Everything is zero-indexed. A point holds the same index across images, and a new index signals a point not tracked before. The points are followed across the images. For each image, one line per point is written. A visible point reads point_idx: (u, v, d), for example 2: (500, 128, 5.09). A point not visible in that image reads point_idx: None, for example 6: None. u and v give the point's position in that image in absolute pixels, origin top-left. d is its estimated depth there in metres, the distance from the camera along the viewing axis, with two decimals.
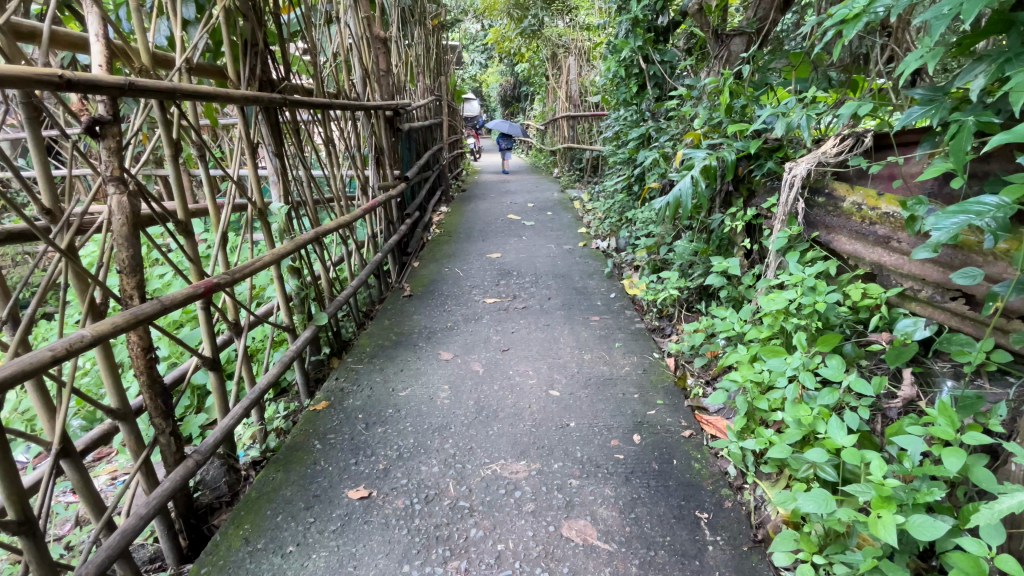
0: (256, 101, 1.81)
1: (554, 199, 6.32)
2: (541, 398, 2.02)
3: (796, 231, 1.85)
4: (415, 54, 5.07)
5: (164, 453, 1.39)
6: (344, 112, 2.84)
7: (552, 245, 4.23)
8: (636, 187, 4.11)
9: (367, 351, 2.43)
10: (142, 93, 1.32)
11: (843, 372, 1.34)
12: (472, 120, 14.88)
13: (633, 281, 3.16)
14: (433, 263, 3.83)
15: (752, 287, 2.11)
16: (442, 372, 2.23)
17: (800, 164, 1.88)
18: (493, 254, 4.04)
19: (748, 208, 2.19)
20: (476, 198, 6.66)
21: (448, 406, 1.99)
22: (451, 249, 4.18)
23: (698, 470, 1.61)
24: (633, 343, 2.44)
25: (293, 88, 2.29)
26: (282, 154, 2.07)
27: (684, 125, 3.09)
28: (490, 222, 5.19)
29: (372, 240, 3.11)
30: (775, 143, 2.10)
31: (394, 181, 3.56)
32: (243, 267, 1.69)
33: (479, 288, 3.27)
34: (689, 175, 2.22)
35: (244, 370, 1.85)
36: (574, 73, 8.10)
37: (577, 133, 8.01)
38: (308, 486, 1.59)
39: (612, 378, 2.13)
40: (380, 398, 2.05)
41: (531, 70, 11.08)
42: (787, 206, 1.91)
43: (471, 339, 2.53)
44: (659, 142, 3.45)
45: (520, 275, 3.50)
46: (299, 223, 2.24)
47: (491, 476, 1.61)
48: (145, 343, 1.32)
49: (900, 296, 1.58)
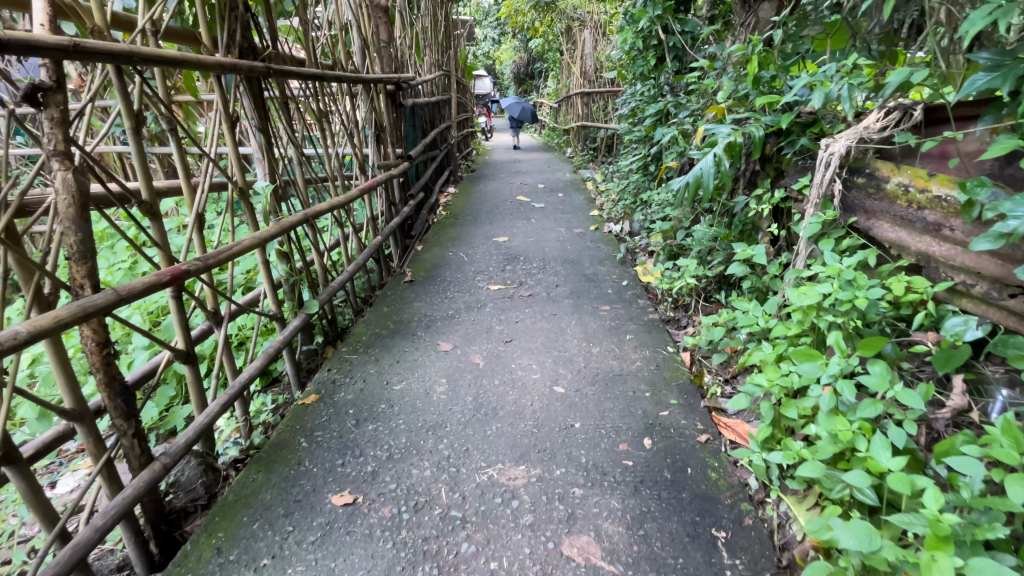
0: (234, 69, 1.65)
1: (567, 180, 6.12)
2: (545, 395, 1.87)
3: (831, 216, 1.65)
4: (421, 26, 4.85)
5: (127, 456, 1.29)
6: (341, 85, 2.67)
7: (562, 228, 4.05)
8: (652, 167, 3.96)
9: (363, 341, 2.29)
10: (91, 57, 1.17)
11: (888, 381, 1.16)
12: (483, 98, 14.51)
13: (647, 268, 2.98)
14: (437, 247, 3.68)
15: (777, 278, 1.93)
16: (441, 364, 2.09)
17: (838, 141, 1.65)
18: (500, 237, 3.89)
19: (776, 190, 1.99)
20: (486, 178, 6.48)
21: (445, 402, 1.85)
22: (457, 232, 4.02)
23: (715, 481, 1.46)
24: (645, 336, 2.28)
25: (281, 57, 2.12)
26: (267, 129, 1.91)
27: (706, 101, 2.86)
28: (499, 203, 5.00)
29: (372, 222, 2.98)
30: (811, 117, 1.86)
31: (396, 159, 3.41)
32: (219, 251, 1.55)
33: (484, 273, 3.12)
34: (711, 153, 2.03)
35: (225, 363, 1.74)
36: (588, 48, 7.76)
37: (591, 111, 7.73)
38: (289, 490, 1.48)
39: (621, 375, 1.98)
40: (373, 392, 1.92)
41: (545, 45, 10.68)
42: (821, 187, 1.69)
43: (473, 328, 2.39)
44: (678, 120, 3.22)
45: (527, 260, 3.34)
46: (288, 204, 2.09)
47: (487, 483, 1.48)
48: (101, 337, 1.20)
49: (950, 291, 1.40)
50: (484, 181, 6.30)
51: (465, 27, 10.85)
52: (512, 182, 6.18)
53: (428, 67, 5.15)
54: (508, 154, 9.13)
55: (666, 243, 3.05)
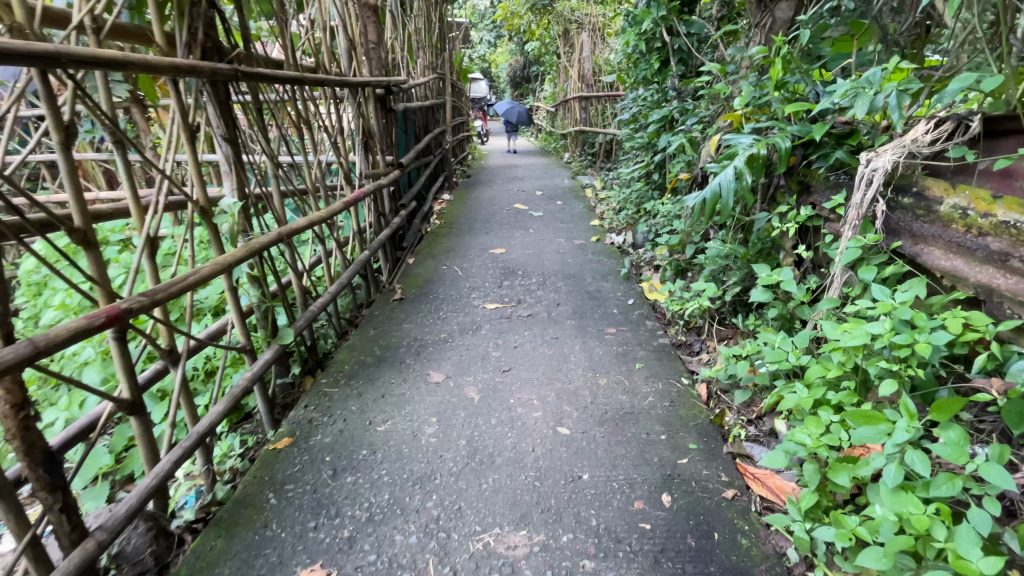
0: (194, 72, 1.45)
1: (565, 187, 5.93)
2: (547, 439, 1.66)
3: (873, 240, 1.45)
4: (414, 27, 4.65)
5: (53, 535, 1.08)
6: (324, 89, 2.46)
7: (562, 239, 3.85)
8: (655, 175, 3.82)
9: (345, 371, 2.08)
10: (2, 57, 0.96)
11: (966, 452, 0.96)
12: (478, 101, 14.31)
13: (654, 285, 2.78)
14: (430, 260, 3.46)
15: (806, 305, 1.73)
16: (431, 400, 1.88)
17: (882, 156, 1.46)
18: (496, 249, 3.68)
19: (803, 207, 1.80)
20: (482, 184, 6.27)
21: (435, 447, 1.64)
22: (451, 243, 3.81)
23: (747, 550, 1.26)
24: (656, 365, 2.08)
25: (255, 58, 1.91)
26: (236, 138, 1.70)
27: (718, 107, 2.66)
28: (495, 211, 4.80)
29: (358, 236, 2.76)
30: (846, 127, 1.66)
31: (386, 167, 3.19)
32: (172, 282, 1.34)
33: (479, 290, 2.91)
34: (731, 165, 1.83)
35: (184, 407, 1.53)
36: (586, 51, 7.59)
37: (590, 116, 7.54)
38: (251, 563, 1.27)
39: (632, 412, 1.77)
40: (354, 434, 1.71)
41: (542, 48, 10.52)
42: (861, 208, 1.50)
43: (467, 355, 2.18)
44: (687, 127, 3.03)
45: (526, 275, 3.13)
46: (261, 221, 1.87)
47: (483, 553, 1.27)
48: (16, 397, 0.99)
49: (1016, 331, 1.20)
50: (479, 187, 6.09)
51: (461, 30, 10.65)
52: (508, 189, 5.97)
53: (422, 70, 4.95)
54: (504, 158, 8.92)
55: (674, 258, 2.85)
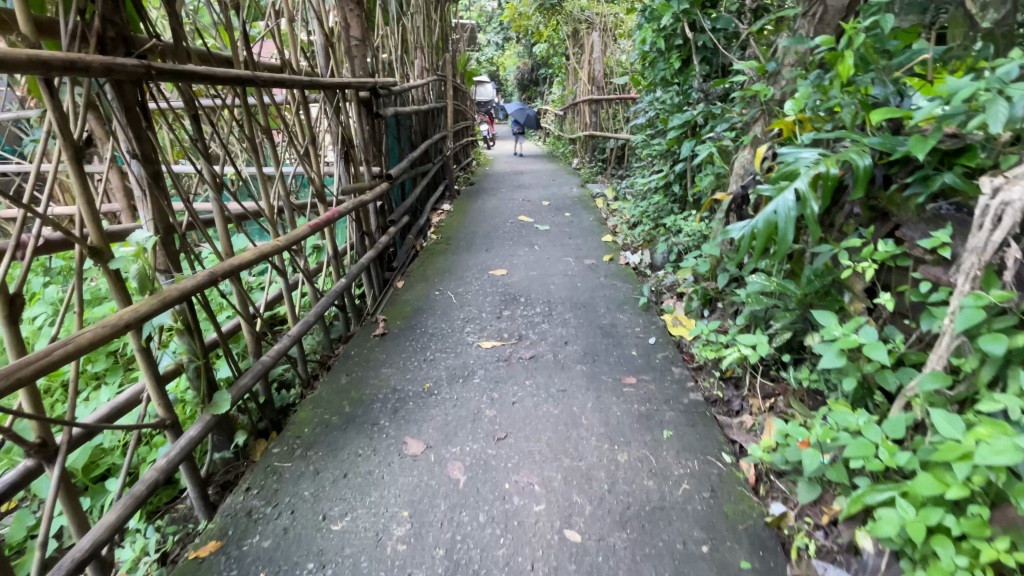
0: (77, 69, 1.07)
1: (574, 195, 5.53)
2: (551, 549, 1.26)
3: (1005, 299, 1.05)
4: (410, 25, 4.28)
5: None
6: (292, 92, 2.09)
7: (571, 257, 3.45)
8: (676, 187, 3.43)
9: (304, 437, 1.69)
10: None
11: None
12: (484, 104, 13.93)
13: (678, 319, 2.39)
14: (422, 282, 3.07)
15: (891, 373, 1.33)
16: (405, 483, 1.49)
17: (1018, 184, 1.07)
18: (497, 269, 3.29)
19: (886, 242, 1.39)
20: (486, 193, 5.89)
21: (403, 561, 1.25)
22: (448, 262, 3.42)
23: None
24: (689, 432, 1.68)
25: (189, 53, 1.53)
26: (152, 155, 1.32)
27: (756, 112, 2.26)
28: (498, 224, 4.41)
29: (334, 261, 2.38)
30: (952, 141, 1.26)
31: (371, 180, 2.82)
32: (29, 365, 0.96)
33: (474, 322, 2.51)
34: (791, 189, 1.42)
35: (68, 515, 1.15)
36: (597, 51, 7.20)
37: (600, 120, 7.15)
38: None
39: (662, 508, 1.37)
40: (301, 537, 1.32)
41: (550, 49, 10.15)
42: (984, 253, 1.09)
43: (454, 415, 1.78)
44: (716, 135, 2.63)
45: (529, 302, 2.74)
46: (193, 257, 1.49)
47: None
48: None
49: None
50: (483, 197, 5.69)
51: (467, 31, 10.31)
52: (513, 198, 5.58)
53: (419, 71, 4.58)
54: (509, 164, 8.53)
55: (702, 286, 2.45)
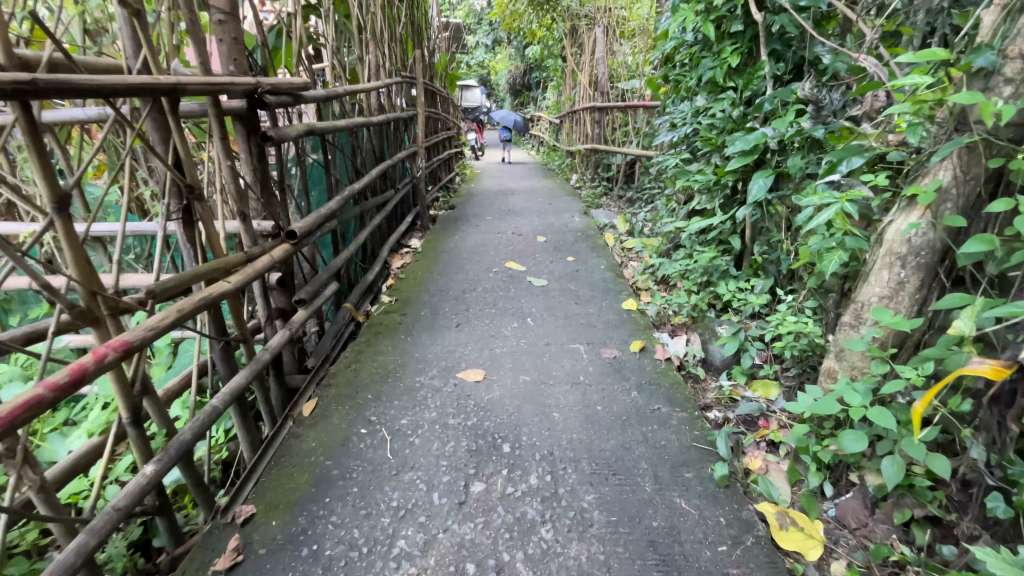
0: None
1: (577, 226, 4.47)
2: None
3: None
4: (358, 6, 3.17)
5: None
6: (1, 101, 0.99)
7: (580, 341, 2.32)
8: (736, 240, 2.37)
9: None
10: None
11: None
12: (472, 109, 12.73)
13: (783, 512, 1.37)
14: (345, 397, 1.93)
15: None
16: None
17: None
18: (468, 365, 2.14)
19: None
20: (467, 221, 4.78)
21: None
22: (397, 349, 2.29)
23: None
24: None
25: None
26: None
27: (949, 146, 1.24)
28: (477, 272, 3.28)
29: (140, 429, 1.24)
30: None
31: (255, 243, 1.72)
32: None
33: (414, 520, 1.36)
34: None
35: None
36: (599, 51, 6.13)
37: (605, 131, 6.03)
38: None
39: None
40: None
41: (543, 50, 9.10)
42: None
43: None
44: (840, 177, 1.55)
45: (514, 455, 1.60)
46: None
47: None
48: None
49: None
50: (463, 228, 4.55)
51: (451, 30, 9.21)
52: (501, 230, 4.43)
53: (376, 70, 3.50)
54: (498, 180, 7.42)
55: (823, 443, 1.44)
